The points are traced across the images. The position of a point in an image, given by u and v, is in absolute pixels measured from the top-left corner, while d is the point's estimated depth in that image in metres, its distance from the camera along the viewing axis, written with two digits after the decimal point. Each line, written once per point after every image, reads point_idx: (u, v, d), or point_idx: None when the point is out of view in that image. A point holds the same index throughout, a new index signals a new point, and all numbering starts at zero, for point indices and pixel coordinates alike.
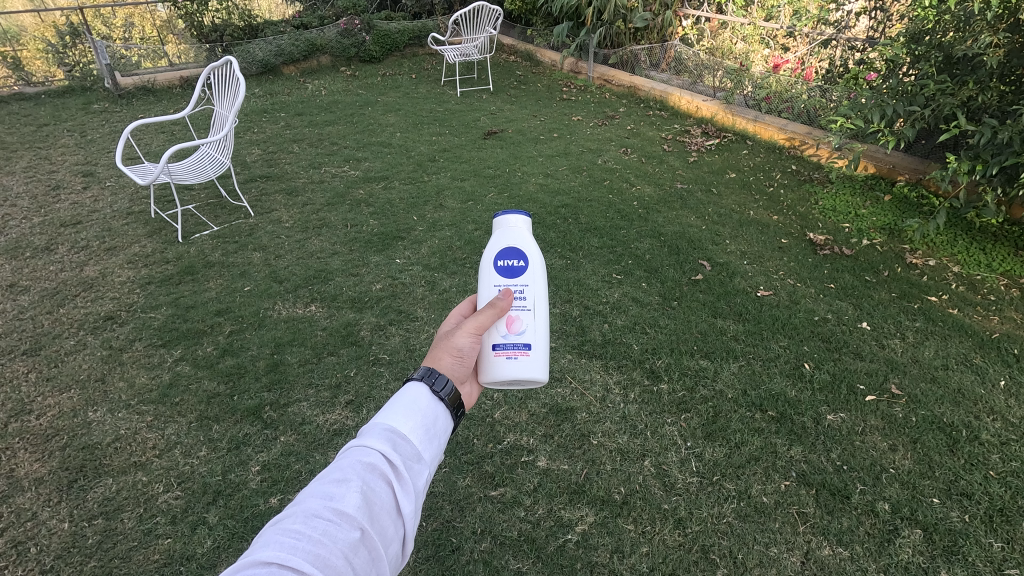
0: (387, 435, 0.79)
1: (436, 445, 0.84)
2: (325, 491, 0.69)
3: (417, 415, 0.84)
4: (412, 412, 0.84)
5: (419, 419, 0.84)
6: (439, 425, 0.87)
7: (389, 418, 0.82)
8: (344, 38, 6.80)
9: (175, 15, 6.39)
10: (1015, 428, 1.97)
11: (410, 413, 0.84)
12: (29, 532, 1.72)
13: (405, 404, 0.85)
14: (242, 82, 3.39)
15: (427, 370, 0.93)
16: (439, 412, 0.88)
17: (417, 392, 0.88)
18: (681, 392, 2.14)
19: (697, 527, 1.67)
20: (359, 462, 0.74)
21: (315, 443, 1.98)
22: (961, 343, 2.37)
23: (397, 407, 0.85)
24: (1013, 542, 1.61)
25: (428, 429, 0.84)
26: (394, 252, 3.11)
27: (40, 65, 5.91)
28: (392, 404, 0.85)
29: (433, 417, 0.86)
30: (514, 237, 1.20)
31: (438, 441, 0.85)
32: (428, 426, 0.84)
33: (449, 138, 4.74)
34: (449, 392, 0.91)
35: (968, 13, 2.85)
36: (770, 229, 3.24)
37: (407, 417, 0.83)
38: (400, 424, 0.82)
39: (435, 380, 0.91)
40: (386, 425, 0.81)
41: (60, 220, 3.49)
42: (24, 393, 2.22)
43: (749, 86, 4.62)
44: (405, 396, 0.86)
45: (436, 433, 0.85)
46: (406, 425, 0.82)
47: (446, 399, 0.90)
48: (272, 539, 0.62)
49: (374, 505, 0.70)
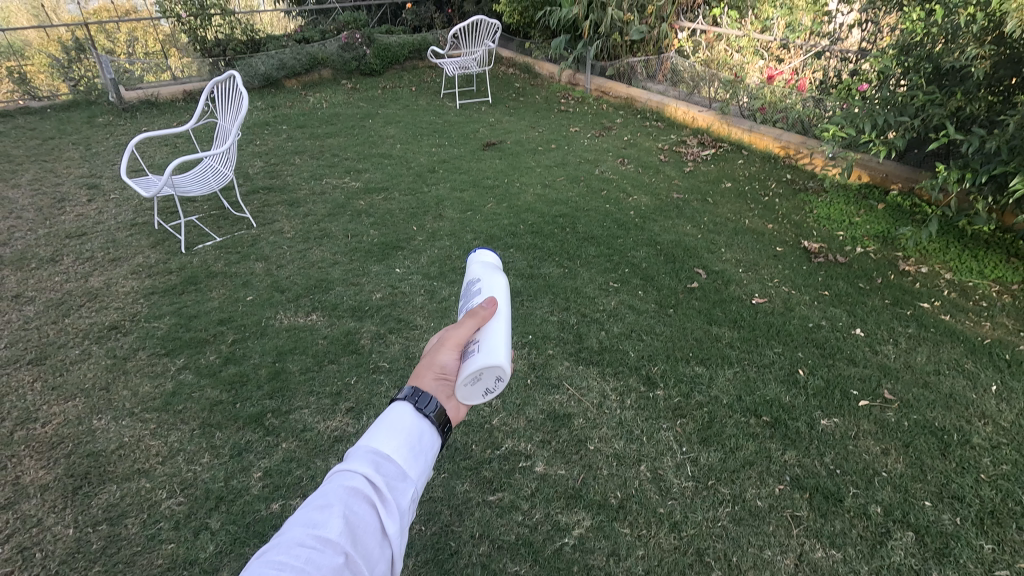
0: (371, 457, 0.81)
1: (424, 462, 0.86)
2: (309, 519, 0.71)
3: (402, 435, 0.86)
4: (396, 431, 0.86)
5: (402, 438, 0.86)
6: (425, 442, 0.88)
7: (373, 440, 0.84)
8: (344, 52, 6.92)
9: (178, 30, 6.48)
10: (1006, 432, 1.99)
11: (394, 434, 0.86)
12: (35, 537, 1.74)
13: (389, 426, 0.87)
14: (245, 96, 3.45)
15: (412, 391, 0.94)
16: (425, 429, 0.89)
17: (400, 413, 0.90)
18: (677, 397, 2.17)
19: (692, 530, 1.70)
20: (343, 487, 0.76)
21: (315, 449, 2.01)
22: (953, 348, 2.40)
23: (382, 428, 0.87)
24: (1004, 544, 1.64)
25: (414, 448, 0.86)
26: (395, 261, 3.16)
27: (45, 80, 6.02)
28: (377, 426, 0.87)
29: (417, 435, 0.87)
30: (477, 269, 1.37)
31: (425, 458, 0.86)
32: (412, 444, 0.86)
33: (449, 149, 4.81)
34: (434, 410, 0.92)
35: (955, 26, 2.90)
36: (766, 238, 3.29)
37: (390, 438, 0.85)
38: (383, 445, 0.84)
39: (420, 399, 0.93)
40: (369, 447, 0.83)
41: (66, 231, 3.55)
42: (29, 402, 2.26)
43: (745, 96, 4.74)
44: (389, 417, 0.88)
45: (422, 451, 0.87)
46: (390, 444, 0.84)
47: (431, 417, 0.91)
48: (257, 571, 0.64)
49: (358, 528, 0.73)
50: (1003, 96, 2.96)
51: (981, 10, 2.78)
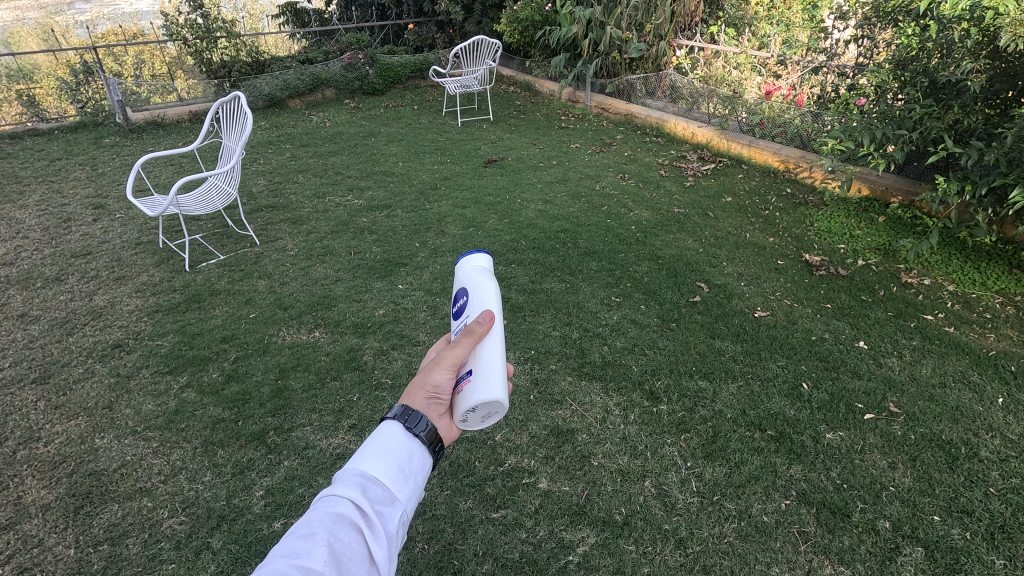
0: (357, 481, 0.81)
1: (413, 485, 0.86)
2: (292, 548, 0.70)
3: (390, 457, 0.87)
4: (385, 454, 0.86)
5: (390, 461, 0.86)
6: (415, 463, 0.88)
7: (361, 462, 0.84)
8: (348, 72, 7.04)
9: (184, 52, 6.61)
10: (1015, 445, 1.97)
11: (382, 456, 0.86)
12: (36, 558, 1.73)
13: (376, 448, 0.87)
14: (249, 116, 3.49)
15: (402, 409, 0.94)
16: (414, 450, 0.89)
17: (390, 433, 0.90)
18: (681, 412, 2.16)
19: (698, 547, 1.68)
20: (328, 513, 0.76)
21: (318, 467, 2.00)
22: (958, 360, 2.39)
23: (370, 450, 0.86)
24: (1016, 559, 1.61)
25: (402, 471, 0.86)
26: (397, 278, 3.18)
27: (53, 102, 6.12)
28: (364, 448, 0.87)
29: (405, 457, 0.88)
30: (467, 279, 1.27)
31: (414, 480, 0.86)
32: (400, 467, 0.86)
33: (451, 166, 4.87)
34: (425, 430, 0.92)
35: (949, 40, 2.95)
36: (767, 251, 3.30)
37: (378, 460, 0.85)
38: (371, 468, 0.84)
39: (411, 419, 0.93)
40: (356, 470, 0.83)
41: (71, 250, 3.58)
42: (32, 421, 2.26)
43: (743, 112, 4.75)
44: (376, 439, 0.88)
45: (410, 473, 0.87)
46: (377, 467, 0.84)
47: (422, 437, 0.91)
48: None
49: (344, 556, 0.72)
50: (1000, 109, 2.99)
51: (974, 25, 2.84)
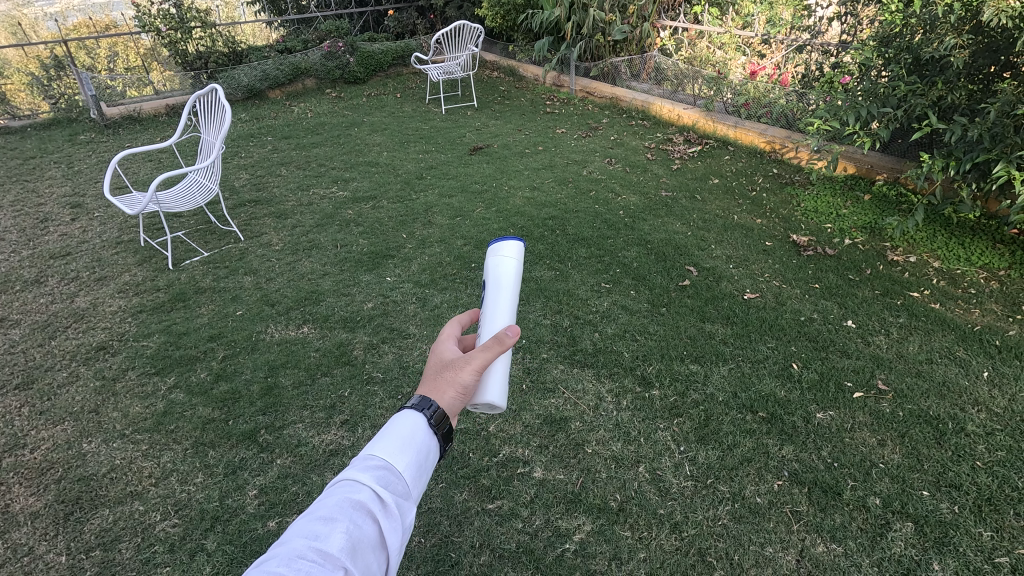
0: (377, 470, 0.78)
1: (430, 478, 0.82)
2: (310, 530, 0.67)
3: (410, 448, 0.83)
4: (406, 445, 0.83)
5: (411, 453, 0.82)
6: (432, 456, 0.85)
7: (381, 451, 0.81)
8: (328, 61, 6.89)
9: (159, 44, 6.43)
10: (1000, 419, 2.01)
11: (403, 447, 0.82)
12: (27, 566, 1.71)
13: (392, 434, 0.84)
14: (228, 110, 3.40)
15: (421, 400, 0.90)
16: (433, 443, 0.86)
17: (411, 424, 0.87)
18: (673, 397, 2.16)
19: (693, 530, 1.69)
20: (347, 499, 0.73)
21: (311, 464, 1.99)
22: (944, 336, 2.42)
23: (391, 439, 0.83)
24: (1002, 530, 1.65)
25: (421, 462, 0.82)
26: (385, 270, 3.15)
27: (25, 98, 5.93)
28: (385, 436, 0.83)
29: (424, 451, 0.84)
30: (507, 263, 1.17)
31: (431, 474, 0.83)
32: (420, 460, 0.82)
33: (436, 155, 4.80)
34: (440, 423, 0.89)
35: (933, 16, 2.93)
36: (754, 233, 3.30)
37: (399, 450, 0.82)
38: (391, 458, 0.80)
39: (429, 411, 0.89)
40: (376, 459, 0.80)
41: (49, 252, 3.49)
42: (16, 428, 2.22)
43: (728, 93, 4.71)
44: (398, 428, 0.85)
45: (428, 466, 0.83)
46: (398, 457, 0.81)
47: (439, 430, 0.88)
48: None
49: (360, 542, 0.69)
50: (983, 85, 3.00)
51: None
